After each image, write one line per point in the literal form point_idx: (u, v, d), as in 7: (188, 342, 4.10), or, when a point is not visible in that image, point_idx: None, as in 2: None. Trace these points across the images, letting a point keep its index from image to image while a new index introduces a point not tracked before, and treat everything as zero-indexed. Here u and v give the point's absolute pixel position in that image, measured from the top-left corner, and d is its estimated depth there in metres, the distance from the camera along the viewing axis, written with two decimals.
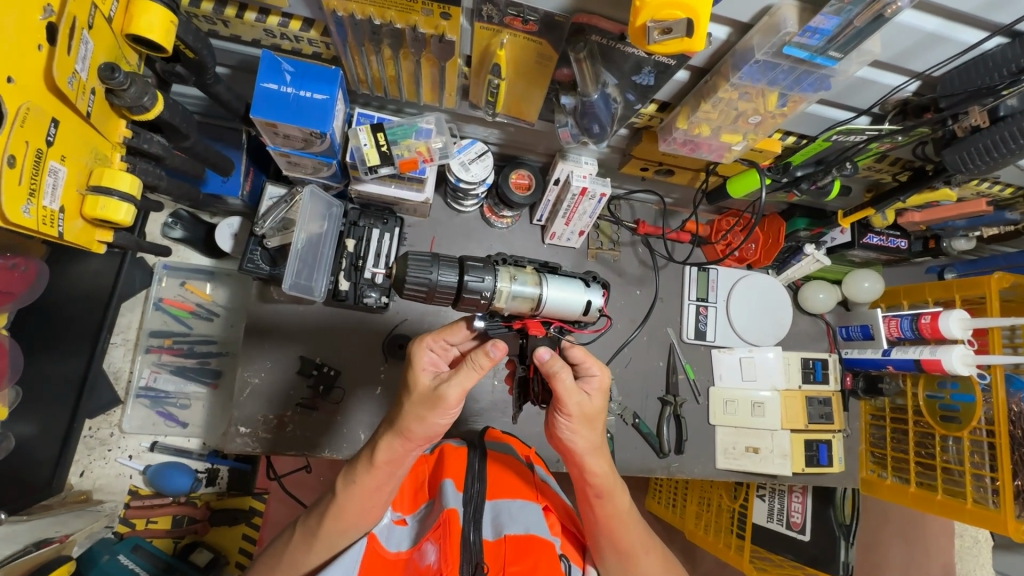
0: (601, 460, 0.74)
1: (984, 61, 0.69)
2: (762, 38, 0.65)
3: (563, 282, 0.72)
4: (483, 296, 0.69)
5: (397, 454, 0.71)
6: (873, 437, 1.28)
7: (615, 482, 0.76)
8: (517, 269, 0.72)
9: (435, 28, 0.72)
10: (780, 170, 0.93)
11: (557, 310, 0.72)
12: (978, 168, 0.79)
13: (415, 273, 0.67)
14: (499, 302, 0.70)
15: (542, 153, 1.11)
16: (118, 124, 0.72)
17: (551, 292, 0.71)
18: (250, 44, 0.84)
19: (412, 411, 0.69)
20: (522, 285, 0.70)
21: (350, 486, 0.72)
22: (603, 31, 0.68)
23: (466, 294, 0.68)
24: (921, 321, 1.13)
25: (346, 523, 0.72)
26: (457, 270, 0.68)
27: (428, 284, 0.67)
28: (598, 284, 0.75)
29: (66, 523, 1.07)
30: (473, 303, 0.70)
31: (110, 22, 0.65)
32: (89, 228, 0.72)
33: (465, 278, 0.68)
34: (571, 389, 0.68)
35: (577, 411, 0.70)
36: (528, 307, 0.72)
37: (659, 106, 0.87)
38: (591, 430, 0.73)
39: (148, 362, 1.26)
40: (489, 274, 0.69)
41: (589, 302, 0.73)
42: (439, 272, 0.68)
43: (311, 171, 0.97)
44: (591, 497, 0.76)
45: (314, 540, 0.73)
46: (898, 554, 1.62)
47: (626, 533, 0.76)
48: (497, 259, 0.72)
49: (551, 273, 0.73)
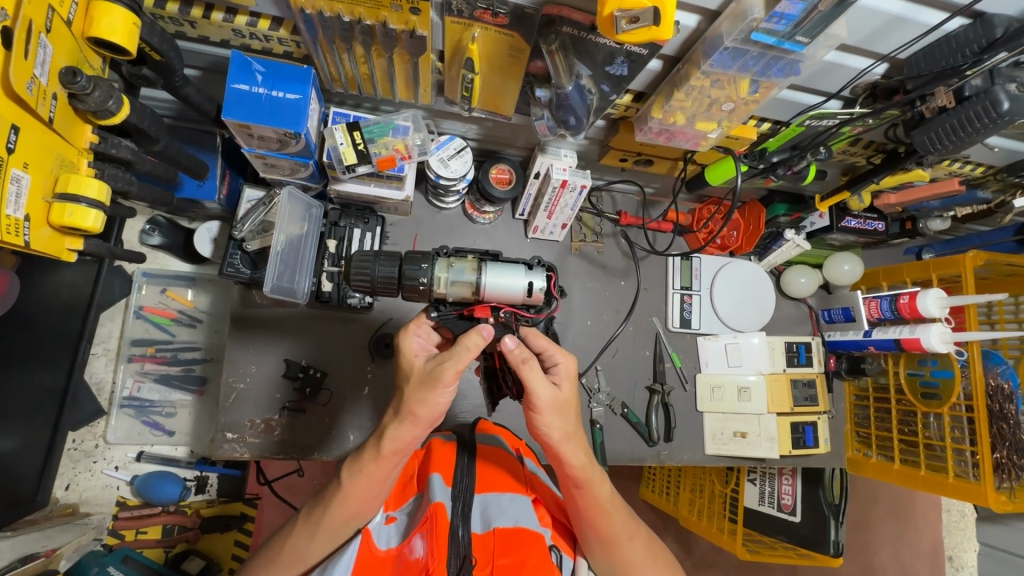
0: (577, 450, 0.74)
1: (947, 42, 0.70)
2: (731, 25, 0.65)
3: (500, 266, 0.73)
4: (421, 283, 0.73)
5: (403, 442, 0.71)
6: (858, 417, 1.30)
7: (594, 471, 0.76)
8: (456, 258, 0.75)
9: (406, 24, 0.71)
10: (757, 157, 0.95)
11: (497, 294, 0.73)
12: (947, 147, 0.80)
13: (358, 266, 0.74)
14: (439, 289, 0.74)
15: (522, 146, 1.12)
16: (84, 130, 0.70)
17: (488, 276, 0.73)
18: (219, 45, 0.82)
19: (413, 395, 0.69)
20: (460, 272, 0.73)
21: (355, 472, 0.73)
22: (574, 23, 0.68)
23: (405, 281, 0.73)
24: (899, 302, 1.15)
25: (349, 509, 0.73)
26: (397, 262, 0.74)
27: (370, 276, 0.74)
28: (542, 267, 0.75)
29: (54, 538, 1.07)
30: (414, 290, 0.74)
31: (69, 25, 0.63)
32: (58, 237, 0.70)
33: (403, 267, 0.73)
34: (538, 378, 0.69)
35: (546, 400, 0.70)
36: (469, 293, 0.74)
37: (634, 97, 0.87)
38: (565, 418, 0.73)
39: (131, 372, 1.24)
40: (426, 263, 0.72)
41: (530, 284, 0.73)
42: (379, 266, 0.74)
43: (288, 172, 0.96)
44: (571, 487, 0.76)
45: (318, 529, 0.74)
46: (887, 530, 1.67)
47: (609, 521, 0.77)
48: (440, 250, 0.76)
49: (491, 260, 0.74)
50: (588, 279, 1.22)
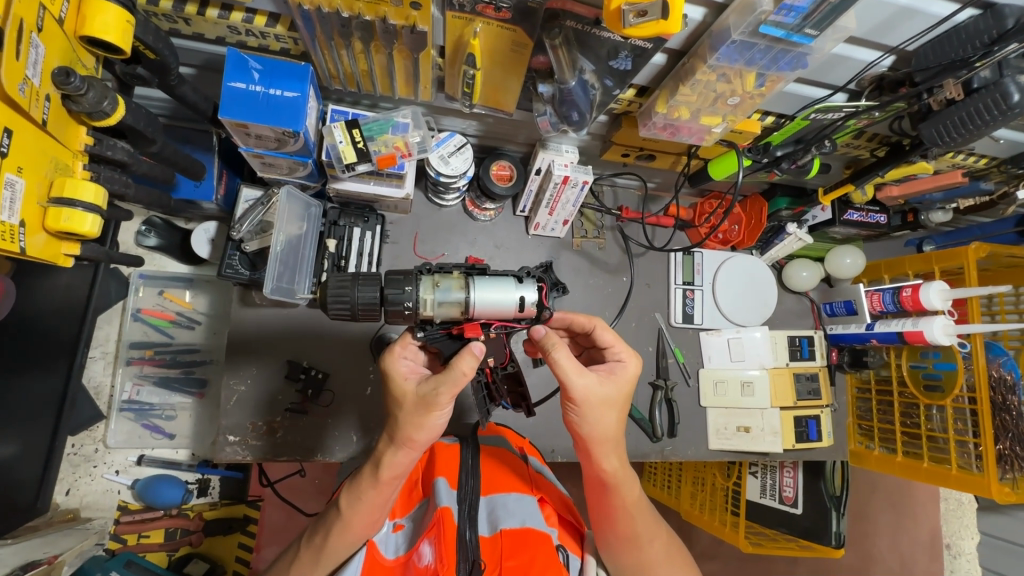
0: (611, 454, 0.75)
1: (958, 33, 0.70)
2: (738, 18, 0.64)
3: (490, 282, 0.70)
4: (406, 308, 0.69)
5: (401, 468, 0.69)
6: (860, 410, 1.31)
7: (626, 476, 0.77)
8: (442, 275, 0.71)
9: (406, 19, 0.70)
10: (761, 151, 0.94)
11: (488, 310, 0.70)
12: (955, 140, 0.79)
13: (336, 292, 0.69)
14: (425, 311, 0.70)
15: (522, 142, 1.11)
16: (78, 131, 0.68)
17: (478, 294, 0.69)
18: (214, 42, 0.81)
19: (409, 420, 0.67)
20: (446, 291, 0.69)
21: (354, 499, 0.71)
22: (578, 16, 0.67)
23: (389, 306, 0.69)
24: (902, 295, 1.14)
25: (351, 536, 0.71)
26: (378, 285, 0.70)
27: (350, 303, 0.70)
28: (533, 279, 0.72)
29: (55, 543, 1.04)
30: (399, 315, 0.70)
31: (61, 24, 0.62)
32: (54, 242, 0.68)
33: (385, 291, 0.68)
34: (574, 370, 0.70)
35: (584, 393, 0.70)
36: (458, 312, 0.71)
37: (637, 91, 0.86)
38: (606, 416, 0.72)
39: (130, 375, 1.23)
40: (409, 285, 0.68)
41: (522, 297, 0.70)
42: (359, 290, 0.69)
43: (287, 171, 0.95)
44: (598, 486, 0.78)
45: (320, 555, 0.73)
46: (886, 520, 1.69)
47: (633, 521, 0.77)
48: (423, 267, 0.72)
49: (479, 274, 0.71)
50: (589, 276, 1.22)
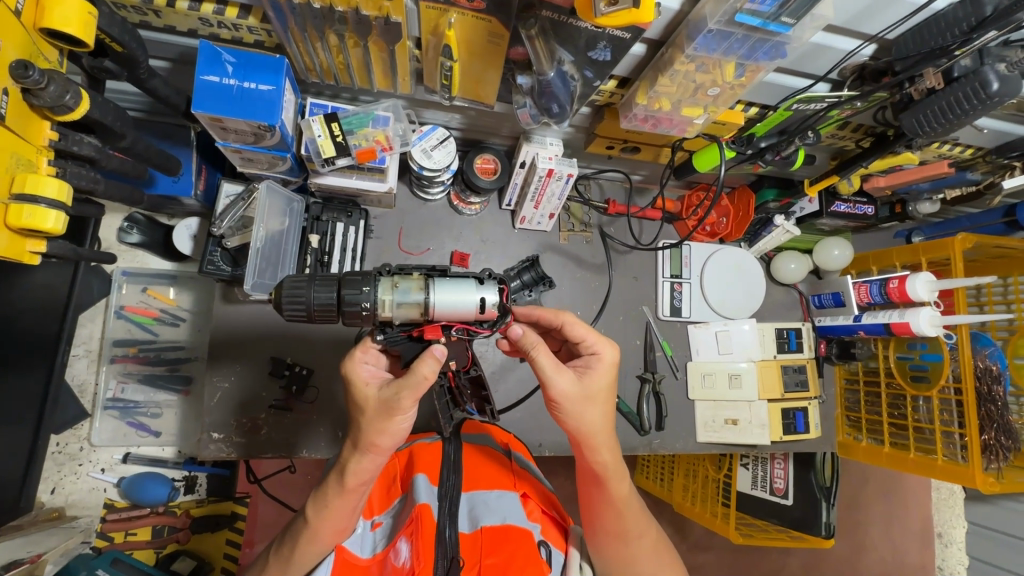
0: (604, 447, 0.74)
1: (937, 21, 0.69)
2: (714, 7, 0.63)
3: (450, 283, 0.69)
4: (363, 308, 0.67)
5: (366, 474, 0.69)
6: (848, 402, 1.30)
7: (618, 469, 0.76)
8: (402, 277, 0.70)
9: (379, 10, 0.69)
10: (744, 143, 0.91)
11: (448, 312, 0.69)
12: (935, 130, 0.78)
13: (291, 293, 0.68)
14: (384, 313, 0.69)
15: (507, 136, 1.10)
16: (42, 126, 0.67)
17: (438, 295, 0.68)
18: (186, 35, 0.79)
19: (370, 425, 0.66)
20: (405, 292, 0.68)
21: (321, 509, 0.70)
22: (553, 7, 0.66)
23: (345, 306, 0.67)
24: (889, 286, 1.14)
25: (321, 545, 0.71)
26: (334, 285, 0.68)
27: (306, 302, 0.68)
28: (494, 281, 0.71)
29: (40, 542, 1.04)
30: (357, 316, 0.68)
31: (17, 14, 0.60)
32: (17, 239, 0.67)
33: (342, 291, 0.67)
34: (552, 368, 0.69)
35: (566, 393, 0.70)
36: (418, 314, 0.69)
37: (618, 82, 0.85)
38: (593, 409, 0.71)
39: (114, 373, 1.22)
40: (367, 285, 0.67)
41: (482, 298, 0.69)
42: (315, 292, 0.68)
43: (266, 166, 0.94)
44: (592, 479, 0.76)
45: (287, 567, 0.72)
46: (878, 510, 1.70)
47: (622, 516, 0.76)
48: (383, 269, 0.71)
49: (439, 276, 0.70)
50: (576, 270, 1.21)
